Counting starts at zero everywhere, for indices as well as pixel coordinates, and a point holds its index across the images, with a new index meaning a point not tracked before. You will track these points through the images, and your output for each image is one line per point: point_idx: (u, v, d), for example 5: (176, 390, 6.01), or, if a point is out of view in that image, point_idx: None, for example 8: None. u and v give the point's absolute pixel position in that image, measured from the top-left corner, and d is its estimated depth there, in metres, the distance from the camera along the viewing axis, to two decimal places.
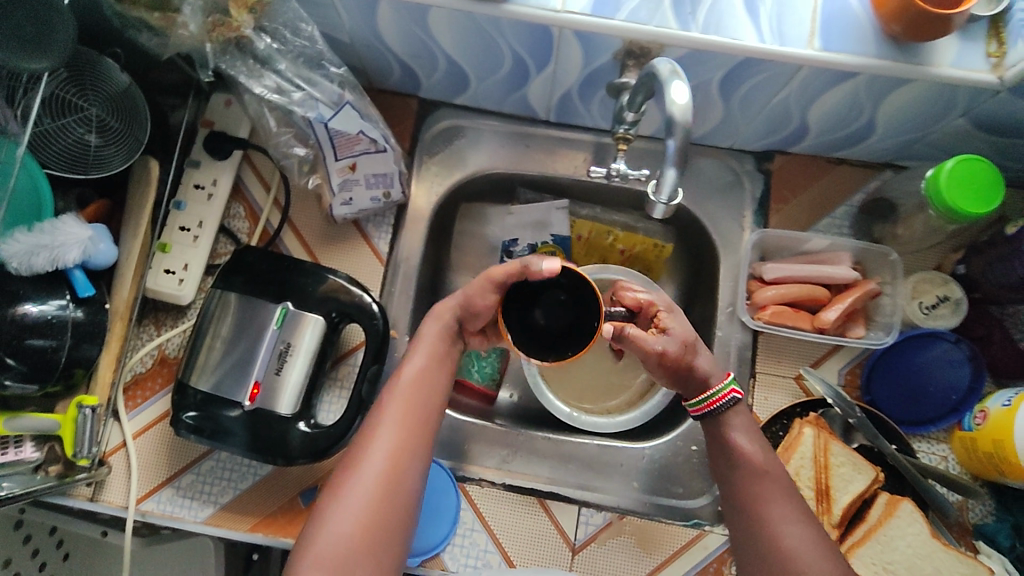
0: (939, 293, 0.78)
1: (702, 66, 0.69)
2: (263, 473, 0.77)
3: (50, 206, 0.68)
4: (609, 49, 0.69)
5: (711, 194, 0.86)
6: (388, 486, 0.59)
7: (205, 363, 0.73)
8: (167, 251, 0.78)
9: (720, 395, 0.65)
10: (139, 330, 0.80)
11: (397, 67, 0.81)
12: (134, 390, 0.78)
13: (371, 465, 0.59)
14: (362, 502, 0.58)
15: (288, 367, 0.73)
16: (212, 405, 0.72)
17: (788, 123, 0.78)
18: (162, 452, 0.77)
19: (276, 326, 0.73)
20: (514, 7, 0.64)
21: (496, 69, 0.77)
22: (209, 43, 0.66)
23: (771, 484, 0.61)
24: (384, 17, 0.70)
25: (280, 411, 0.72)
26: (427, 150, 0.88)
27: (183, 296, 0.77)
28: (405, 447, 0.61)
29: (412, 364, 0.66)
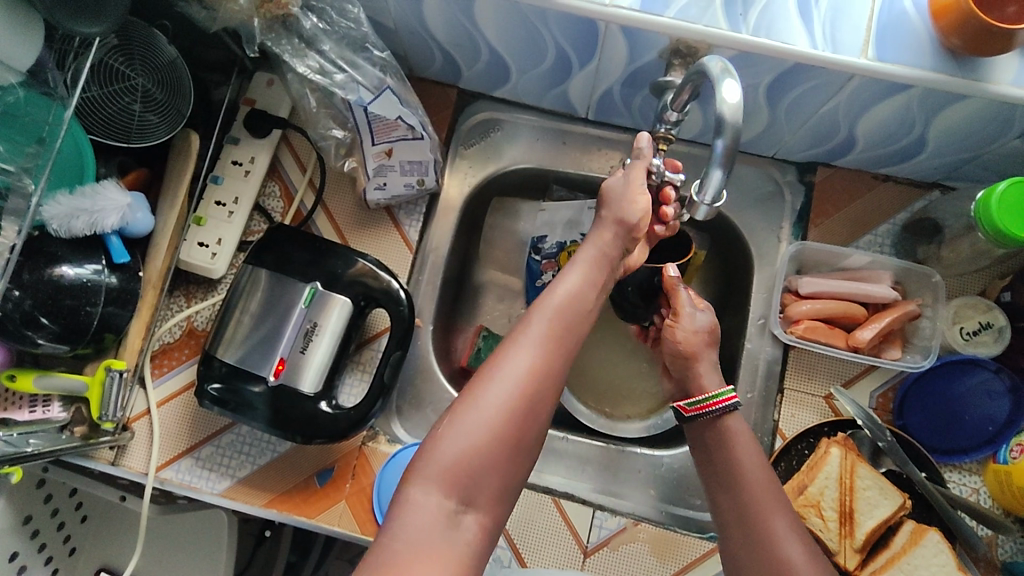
0: (982, 320, 0.75)
1: (750, 69, 0.67)
2: (281, 451, 0.77)
3: (92, 171, 0.69)
4: (655, 47, 0.68)
5: (749, 203, 0.85)
6: (526, 400, 0.52)
7: (233, 337, 0.73)
8: (202, 224, 0.79)
9: (718, 400, 0.66)
10: (169, 301, 0.81)
11: (440, 56, 0.81)
12: (161, 359, 0.79)
13: (513, 374, 0.52)
14: (498, 411, 0.51)
15: (313, 346, 0.73)
16: (236, 378, 0.72)
17: (835, 135, 0.76)
18: (184, 422, 0.78)
19: (305, 304, 0.73)
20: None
21: (538, 62, 0.76)
22: (256, 18, 0.66)
23: (771, 494, 0.61)
24: (431, 3, 0.69)
25: (303, 389, 0.72)
26: (464, 141, 0.88)
27: (215, 270, 0.78)
28: (548, 360, 0.54)
29: (577, 276, 0.60)
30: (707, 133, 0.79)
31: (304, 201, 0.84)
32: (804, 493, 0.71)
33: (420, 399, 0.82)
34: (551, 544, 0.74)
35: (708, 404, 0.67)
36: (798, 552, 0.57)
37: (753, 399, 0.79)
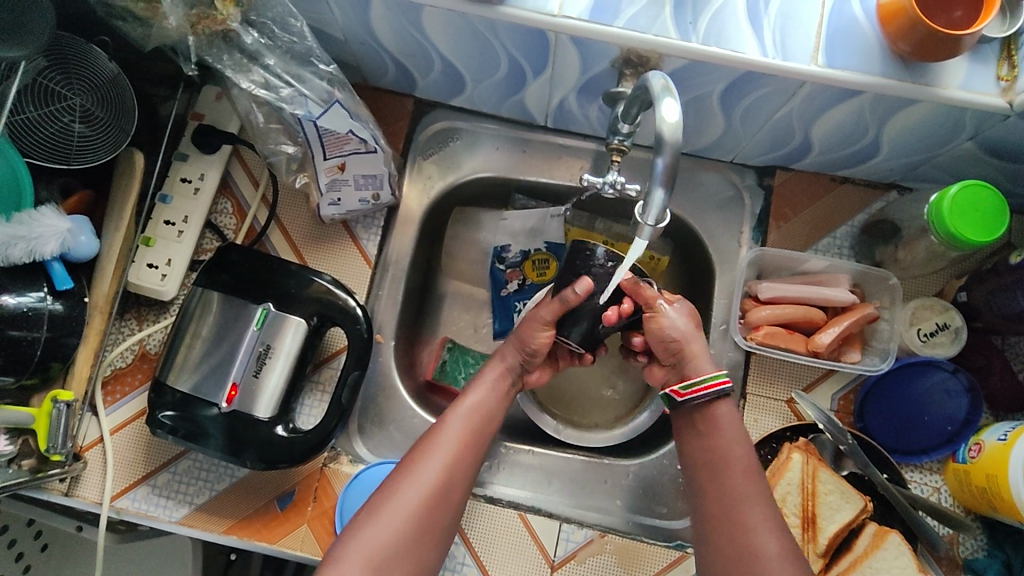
0: (939, 321, 0.75)
1: (703, 77, 0.66)
2: (239, 476, 0.75)
3: (30, 196, 0.67)
4: (607, 56, 0.67)
5: (709, 208, 0.85)
6: (432, 501, 0.62)
7: (184, 362, 0.72)
8: (150, 245, 0.77)
9: (710, 384, 0.66)
10: (120, 324, 0.78)
11: (392, 66, 0.79)
12: (112, 385, 0.77)
13: (425, 475, 0.63)
14: (408, 509, 0.61)
15: (267, 369, 0.71)
16: (189, 405, 0.71)
17: (790, 140, 0.76)
18: (139, 449, 0.75)
19: (256, 326, 0.72)
20: (509, 10, 0.62)
21: (492, 72, 0.75)
22: (192, 35, 0.64)
23: (752, 484, 0.62)
24: (377, 14, 0.68)
25: (258, 414, 0.70)
26: (421, 152, 0.87)
27: (165, 291, 0.76)
28: (453, 473, 0.64)
29: (483, 387, 0.72)
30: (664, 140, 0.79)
31: (258, 219, 0.82)
32: None
33: (383, 416, 0.81)
34: (517, 560, 0.74)
35: (702, 387, 0.66)
36: (773, 543, 0.59)
37: None
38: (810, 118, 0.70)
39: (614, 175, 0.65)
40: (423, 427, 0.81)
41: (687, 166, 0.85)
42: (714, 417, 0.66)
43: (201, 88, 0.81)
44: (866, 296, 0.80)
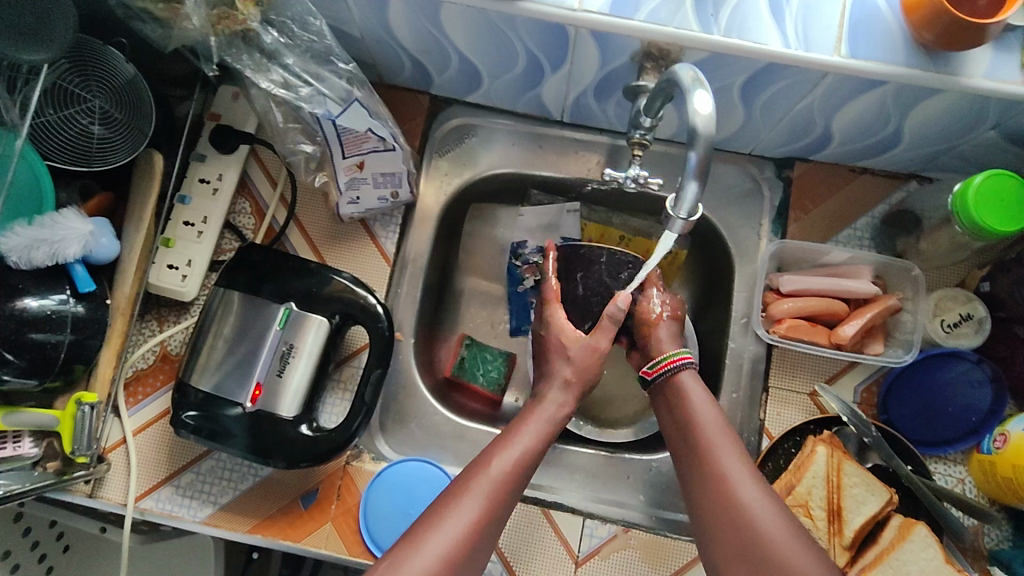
0: (961, 312, 0.75)
1: (723, 69, 0.66)
2: (263, 475, 0.75)
3: (51, 198, 0.67)
4: (627, 50, 0.66)
5: (728, 200, 0.84)
6: (459, 557, 0.57)
7: (207, 362, 0.72)
8: (170, 246, 0.77)
9: (667, 361, 0.71)
10: (141, 325, 0.78)
11: (408, 63, 0.79)
12: (135, 387, 0.77)
13: (453, 527, 0.58)
14: (433, 563, 0.55)
15: (290, 369, 0.71)
16: (212, 405, 0.71)
17: (811, 132, 0.76)
18: (162, 450, 0.76)
19: (279, 326, 0.72)
20: (530, 5, 0.62)
21: (510, 67, 0.75)
22: (213, 35, 0.64)
23: (731, 441, 0.64)
24: (396, 11, 0.67)
25: (282, 413, 0.71)
26: (438, 148, 0.87)
27: (185, 292, 0.76)
28: (484, 528, 0.59)
29: (527, 437, 0.67)
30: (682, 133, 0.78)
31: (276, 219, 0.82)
32: (792, 493, 0.71)
33: (405, 414, 0.81)
34: (542, 556, 0.74)
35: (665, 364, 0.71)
36: (750, 487, 0.59)
37: (738, 399, 0.80)
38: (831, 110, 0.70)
39: (636, 169, 0.65)
40: (445, 425, 0.81)
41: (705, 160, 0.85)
42: (684, 390, 0.69)
43: (218, 88, 0.81)
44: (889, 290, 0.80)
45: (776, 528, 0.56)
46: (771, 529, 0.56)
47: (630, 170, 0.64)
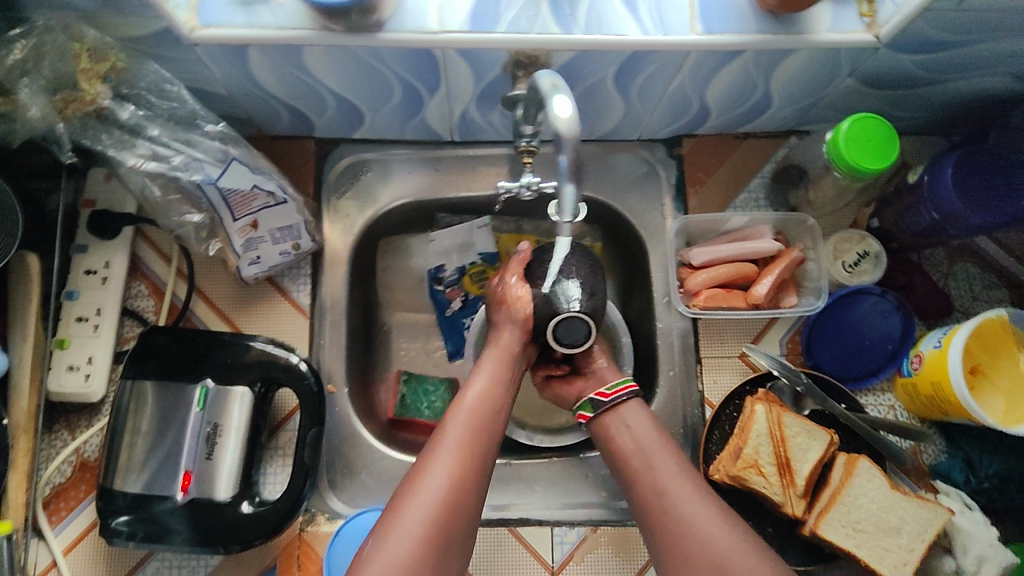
0: (856, 253, 0.81)
1: (593, 65, 0.68)
2: (214, 564, 0.71)
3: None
4: (495, 62, 0.67)
5: (629, 185, 0.86)
6: (444, 514, 0.60)
7: (129, 462, 0.67)
8: (66, 347, 0.72)
9: (620, 388, 0.72)
10: (50, 438, 0.73)
11: (285, 113, 0.77)
12: (55, 504, 0.71)
13: (429, 494, 0.60)
14: (419, 524, 0.59)
15: (219, 449, 0.68)
16: (144, 505, 0.67)
17: (686, 109, 0.79)
18: (99, 563, 0.71)
19: (198, 408, 0.68)
20: (387, 34, 0.61)
21: (387, 98, 0.74)
22: (61, 121, 0.63)
23: (665, 455, 0.67)
24: (257, 63, 0.65)
25: (218, 497, 0.67)
26: (335, 189, 0.85)
27: (93, 392, 0.72)
28: (465, 478, 0.62)
29: (480, 384, 0.69)
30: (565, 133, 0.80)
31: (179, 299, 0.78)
32: (741, 455, 0.72)
33: (354, 466, 0.78)
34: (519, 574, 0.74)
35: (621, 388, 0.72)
36: (686, 498, 0.63)
37: (676, 376, 0.82)
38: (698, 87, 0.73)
39: (528, 176, 0.66)
40: (399, 468, 0.79)
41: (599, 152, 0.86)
42: (610, 429, 0.71)
43: (88, 172, 0.77)
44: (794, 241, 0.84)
45: (719, 534, 0.60)
46: (722, 543, 0.60)
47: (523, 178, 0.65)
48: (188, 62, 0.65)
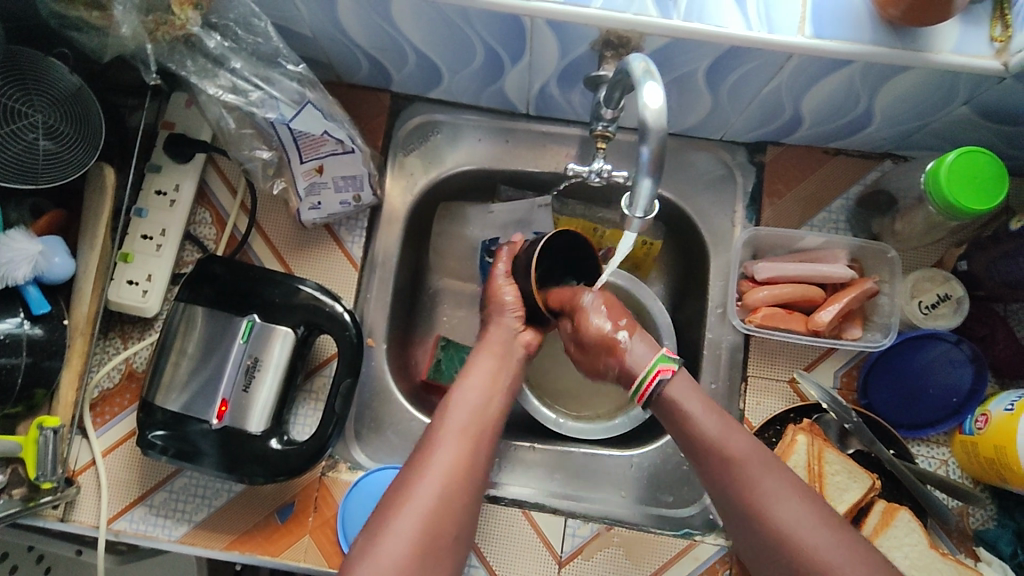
0: (964, 508, 0.66)
1: (961, 401, 0.66)
2: (237, 490, 0.71)
3: (246, 73, 0.61)
4: (902, 298, 0.67)
5: (925, 452, 0.68)
6: (440, 514, 0.53)
7: (172, 380, 0.67)
8: (129, 261, 0.71)
9: (669, 560, 0.68)
10: (103, 343, 0.73)
11: (742, 119, 0.69)
12: (101, 407, 0.72)
13: (438, 471, 0.55)
14: (426, 507, 0.53)
15: (256, 383, 0.67)
16: (182, 425, 0.67)
17: (965, 301, 0.66)
18: (133, 472, 0.71)
19: (242, 339, 0.67)
20: (838, 83, 0.59)
21: (822, 118, 0.66)
22: (527, 57, 0.64)
23: (748, 444, 0.55)
24: (828, 84, 0.60)
25: (248, 428, 0.66)
26: (677, 218, 0.77)
27: (147, 309, 0.71)
28: (456, 491, 0.54)
29: (696, 401, 0.58)
30: (960, 379, 0.65)
31: (371, 201, 0.73)
32: None
33: (379, 421, 0.75)
34: (524, 565, 0.68)
35: (665, 565, 0.68)
36: (760, 480, 0.53)
37: None
38: (992, 322, 0.67)
39: (601, 163, 0.58)
40: None
41: (900, 263, 0.69)
42: (673, 389, 0.59)
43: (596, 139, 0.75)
44: (923, 485, 0.65)
45: (794, 516, 0.51)
46: (836, 564, 0.49)
47: (814, 385, 0.67)
48: (659, 26, 0.54)
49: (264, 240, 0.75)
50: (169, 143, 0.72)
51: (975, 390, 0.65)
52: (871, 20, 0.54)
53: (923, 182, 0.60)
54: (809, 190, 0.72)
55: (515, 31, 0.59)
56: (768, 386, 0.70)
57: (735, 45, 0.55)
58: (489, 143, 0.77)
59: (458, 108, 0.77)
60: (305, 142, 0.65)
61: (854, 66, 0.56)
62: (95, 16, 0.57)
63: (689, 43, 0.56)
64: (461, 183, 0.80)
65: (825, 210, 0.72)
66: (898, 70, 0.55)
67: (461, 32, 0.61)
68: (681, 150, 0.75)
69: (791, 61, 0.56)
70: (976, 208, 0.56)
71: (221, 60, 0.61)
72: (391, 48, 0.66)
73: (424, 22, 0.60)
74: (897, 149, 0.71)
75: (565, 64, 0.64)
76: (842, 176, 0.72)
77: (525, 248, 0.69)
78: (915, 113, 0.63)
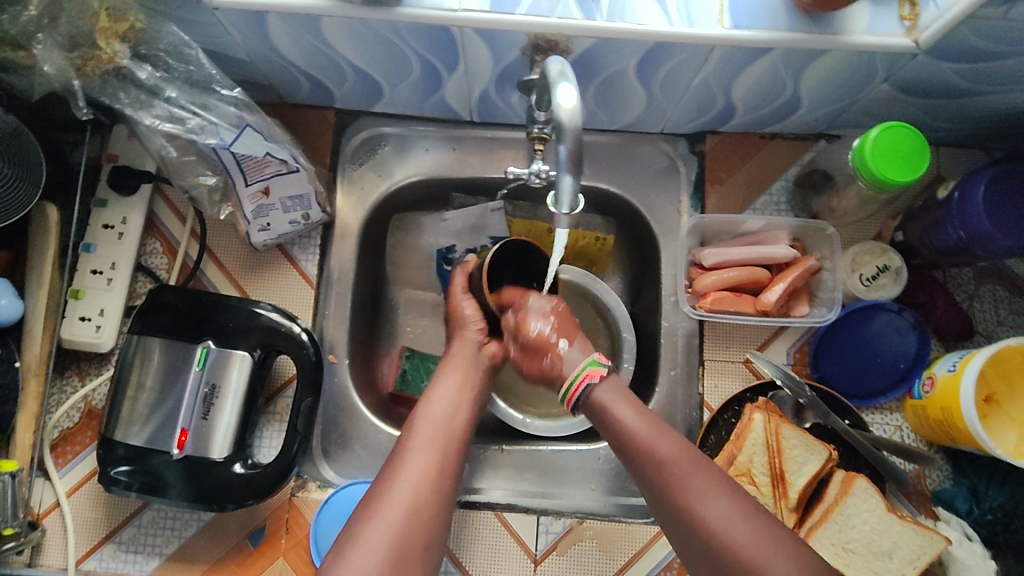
0: (920, 471, 0.68)
1: (907, 366, 0.68)
2: (207, 519, 0.70)
3: (181, 100, 0.61)
4: (845, 273, 0.69)
5: (880, 420, 0.70)
6: (418, 517, 0.54)
7: (131, 414, 0.67)
8: (79, 297, 0.71)
9: (641, 548, 0.69)
10: (60, 382, 0.72)
11: (678, 111, 0.71)
12: (62, 447, 0.71)
13: (411, 476, 0.56)
14: (403, 508, 0.54)
15: (216, 409, 0.67)
16: (143, 458, 0.66)
17: (902, 272, 0.69)
18: (99, 509, 0.70)
19: (198, 366, 0.67)
20: (763, 70, 0.61)
21: (754, 104, 0.68)
22: (462, 66, 0.65)
23: (683, 459, 0.56)
24: (753, 72, 0.62)
25: (211, 454, 0.66)
26: (626, 212, 0.78)
27: (101, 344, 0.70)
28: (432, 494, 0.56)
29: (647, 429, 0.59)
30: (903, 345, 0.68)
31: (321, 219, 0.73)
32: None
33: (347, 437, 0.74)
34: (499, 566, 0.69)
35: (637, 553, 0.69)
36: (710, 503, 0.53)
37: None
38: (932, 289, 0.70)
39: (539, 164, 0.59)
40: None
41: (840, 240, 0.71)
42: (599, 402, 0.63)
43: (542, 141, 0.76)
44: (879, 452, 0.67)
45: (752, 539, 0.51)
46: None
47: (767, 363, 0.68)
48: (584, 28, 0.56)
49: (217, 265, 0.75)
50: (114, 176, 0.72)
51: (919, 355, 0.68)
52: (785, 9, 0.56)
53: (851, 159, 0.62)
54: (749, 175, 0.75)
55: (445, 42, 0.60)
56: (725, 368, 0.72)
57: (658, 41, 0.57)
58: (436, 152, 0.78)
59: (403, 120, 0.78)
60: (249, 165, 0.65)
61: (774, 53, 0.58)
62: (22, 56, 0.57)
63: (614, 42, 0.58)
64: (412, 193, 0.81)
65: (767, 193, 0.74)
66: (816, 54, 0.57)
67: (393, 46, 0.62)
68: (624, 145, 0.77)
69: (714, 53, 0.58)
70: (896, 181, 0.58)
71: (156, 90, 0.61)
72: (328, 66, 0.67)
73: (356, 38, 0.61)
74: (829, 129, 0.73)
75: (500, 70, 0.65)
76: (780, 159, 0.74)
77: (480, 265, 0.72)
78: (840, 94, 0.65)
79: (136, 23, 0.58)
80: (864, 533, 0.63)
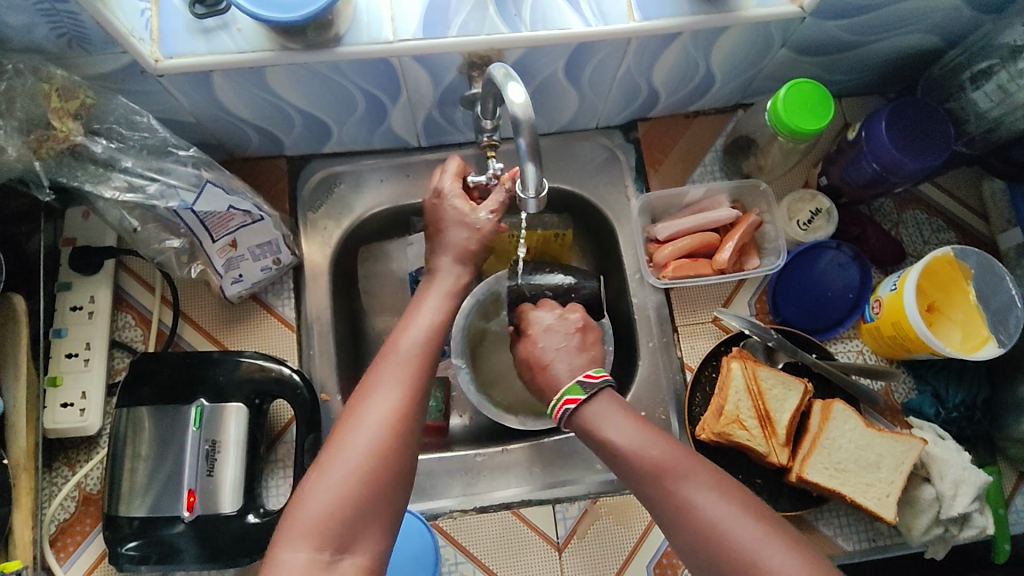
0: (887, 387, 0.75)
1: (855, 295, 0.75)
2: None
3: (136, 166, 0.62)
4: (784, 222, 0.76)
5: (844, 349, 0.76)
6: (392, 442, 0.50)
7: (132, 489, 0.66)
8: (58, 384, 0.70)
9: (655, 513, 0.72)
10: (50, 475, 0.70)
11: (608, 104, 0.76)
12: (62, 540, 0.69)
13: (388, 396, 0.52)
14: (378, 429, 0.50)
15: (219, 465, 0.67)
16: (152, 529, 0.65)
17: (834, 212, 0.76)
18: None
19: (195, 426, 0.67)
20: (677, 53, 0.67)
21: (675, 86, 0.75)
22: (404, 94, 0.69)
23: (677, 467, 0.52)
24: (669, 56, 0.68)
25: (222, 509, 0.66)
26: (579, 205, 0.83)
27: (89, 426, 0.70)
28: (407, 412, 0.52)
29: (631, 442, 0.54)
30: (848, 276, 0.75)
31: (292, 260, 0.75)
32: None
33: None
34: (526, 561, 0.71)
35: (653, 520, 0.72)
36: (724, 514, 0.49)
37: None
38: (861, 223, 0.77)
39: (495, 170, 0.63)
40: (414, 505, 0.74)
41: (773, 193, 0.78)
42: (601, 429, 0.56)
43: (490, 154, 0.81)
44: (848, 377, 0.72)
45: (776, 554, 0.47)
46: None
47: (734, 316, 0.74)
48: (513, 39, 0.61)
49: (194, 327, 0.75)
50: (75, 257, 0.72)
51: (864, 282, 0.75)
52: None
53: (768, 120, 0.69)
54: (683, 151, 0.81)
55: (386, 73, 0.64)
56: (697, 330, 0.77)
57: (579, 41, 0.62)
58: (392, 181, 0.82)
59: (353, 156, 0.81)
60: (213, 221, 0.67)
61: (684, 36, 0.64)
62: None
63: (541, 49, 0.63)
64: (375, 224, 0.83)
65: (701, 165, 0.81)
66: (720, 30, 0.64)
67: (337, 84, 0.65)
68: (565, 145, 0.82)
69: (632, 45, 0.64)
70: (804, 127, 0.65)
71: (112, 162, 0.62)
72: (277, 116, 0.70)
73: (302, 83, 0.64)
74: (744, 99, 0.80)
75: (440, 92, 0.69)
76: (707, 133, 0.81)
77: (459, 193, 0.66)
78: (747, 64, 0.72)
79: (87, 99, 0.60)
80: (850, 451, 0.69)
